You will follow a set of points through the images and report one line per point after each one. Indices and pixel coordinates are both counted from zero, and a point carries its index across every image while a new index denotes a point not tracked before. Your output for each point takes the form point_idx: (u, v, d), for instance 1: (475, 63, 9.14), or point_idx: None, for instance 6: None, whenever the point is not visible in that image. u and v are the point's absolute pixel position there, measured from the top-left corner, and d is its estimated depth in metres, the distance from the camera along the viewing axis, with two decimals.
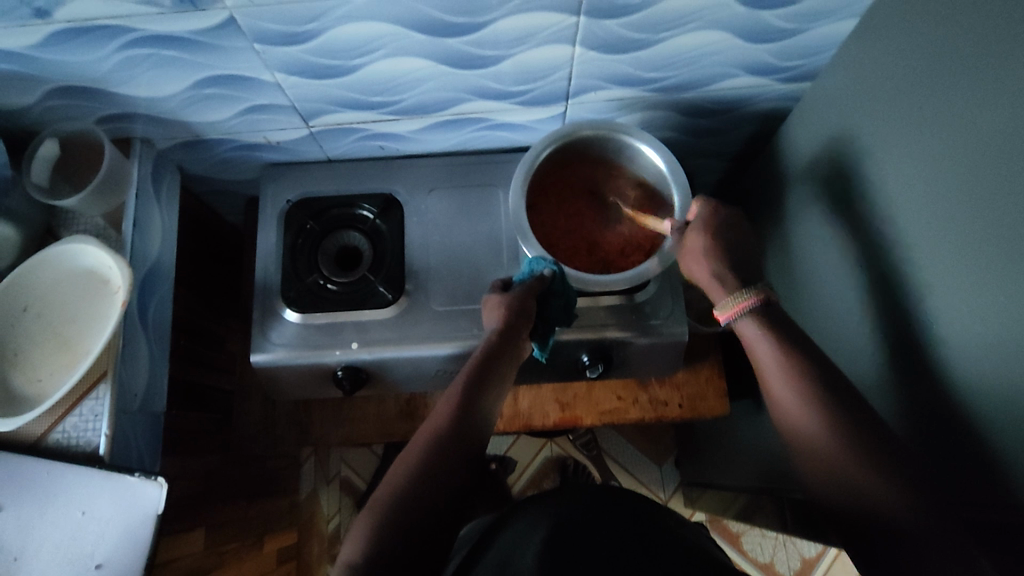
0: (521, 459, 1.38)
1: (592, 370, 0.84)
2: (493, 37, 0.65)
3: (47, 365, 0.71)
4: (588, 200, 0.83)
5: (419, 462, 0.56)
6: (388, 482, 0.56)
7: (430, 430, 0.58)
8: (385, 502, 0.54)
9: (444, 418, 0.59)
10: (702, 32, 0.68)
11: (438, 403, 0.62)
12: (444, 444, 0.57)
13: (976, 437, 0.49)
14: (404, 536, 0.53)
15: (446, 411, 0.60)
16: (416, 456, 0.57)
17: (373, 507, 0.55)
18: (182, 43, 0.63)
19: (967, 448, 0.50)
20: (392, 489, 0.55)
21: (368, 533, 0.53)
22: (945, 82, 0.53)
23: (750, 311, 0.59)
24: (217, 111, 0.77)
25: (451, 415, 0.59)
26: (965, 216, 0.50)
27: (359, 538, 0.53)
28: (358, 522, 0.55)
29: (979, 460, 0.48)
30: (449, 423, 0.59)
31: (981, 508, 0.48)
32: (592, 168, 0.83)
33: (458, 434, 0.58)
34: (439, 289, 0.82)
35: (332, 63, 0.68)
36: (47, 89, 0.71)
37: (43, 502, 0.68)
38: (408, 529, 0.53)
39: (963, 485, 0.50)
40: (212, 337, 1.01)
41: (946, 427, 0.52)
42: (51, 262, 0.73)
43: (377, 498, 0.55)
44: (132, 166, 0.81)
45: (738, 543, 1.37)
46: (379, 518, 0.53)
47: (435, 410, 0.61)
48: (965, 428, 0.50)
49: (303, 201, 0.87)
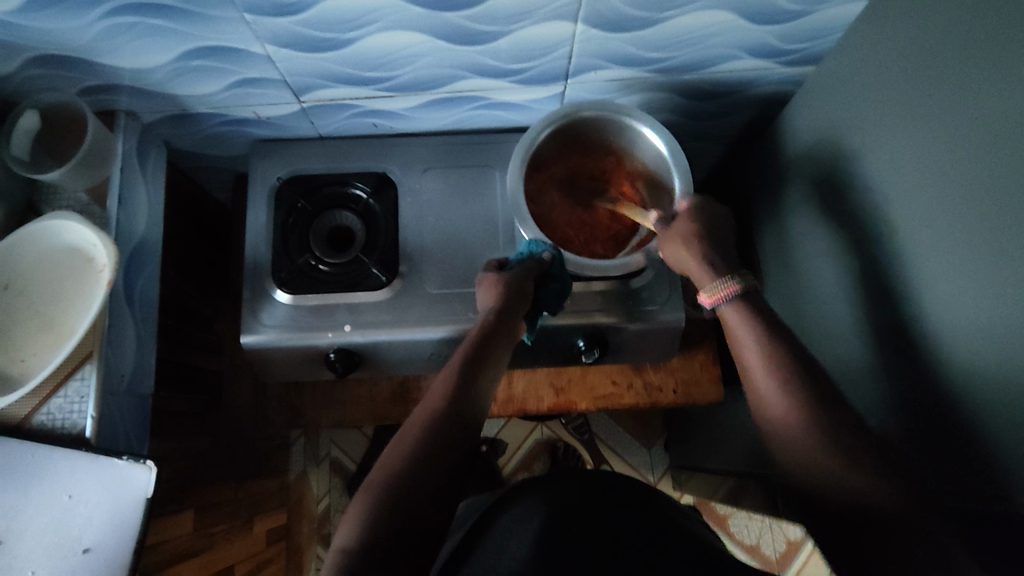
0: (512, 441, 1.38)
1: (587, 356, 0.82)
2: (494, 12, 0.63)
3: (31, 345, 0.69)
4: (573, 189, 0.81)
5: (418, 446, 0.55)
6: (382, 467, 0.55)
7: (429, 413, 0.58)
8: (379, 486, 0.53)
9: (440, 399, 0.58)
10: (706, 12, 0.67)
11: (433, 386, 0.61)
12: (441, 426, 0.56)
13: (989, 431, 0.50)
14: (399, 519, 0.52)
15: (441, 393, 0.59)
16: (414, 437, 0.56)
17: (367, 491, 0.54)
18: (169, 12, 0.61)
19: (983, 440, 0.51)
20: (389, 472, 0.54)
21: (363, 517, 0.52)
22: (972, 69, 0.51)
23: (733, 297, 0.61)
24: (206, 83, 0.74)
25: (448, 396, 0.59)
26: (989, 205, 0.50)
27: (353, 522, 0.52)
28: (351, 507, 0.53)
29: (996, 457, 0.50)
30: (446, 405, 0.58)
31: (1004, 501, 0.48)
32: (570, 158, 0.81)
33: (455, 417, 0.57)
34: (433, 271, 0.81)
35: (327, 35, 0.65)
36: (26, 57, 0.68)
37: (28, 485, 0.66)
38: (408, 513, 0.52)
39: (984, 475, 0.51)
40: (199, 317, 0.99)
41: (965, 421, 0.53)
42: (33, 237, 0.70)
43: (373, 482, 0.54)
44: (118, 140, 0.78)
45: (725, 524, 1.39)
46: (376, 504, 0.52)
47: (431, 391, 0.60)
48: (979, 422, 0.52)
49: (294, 178, 0.85)
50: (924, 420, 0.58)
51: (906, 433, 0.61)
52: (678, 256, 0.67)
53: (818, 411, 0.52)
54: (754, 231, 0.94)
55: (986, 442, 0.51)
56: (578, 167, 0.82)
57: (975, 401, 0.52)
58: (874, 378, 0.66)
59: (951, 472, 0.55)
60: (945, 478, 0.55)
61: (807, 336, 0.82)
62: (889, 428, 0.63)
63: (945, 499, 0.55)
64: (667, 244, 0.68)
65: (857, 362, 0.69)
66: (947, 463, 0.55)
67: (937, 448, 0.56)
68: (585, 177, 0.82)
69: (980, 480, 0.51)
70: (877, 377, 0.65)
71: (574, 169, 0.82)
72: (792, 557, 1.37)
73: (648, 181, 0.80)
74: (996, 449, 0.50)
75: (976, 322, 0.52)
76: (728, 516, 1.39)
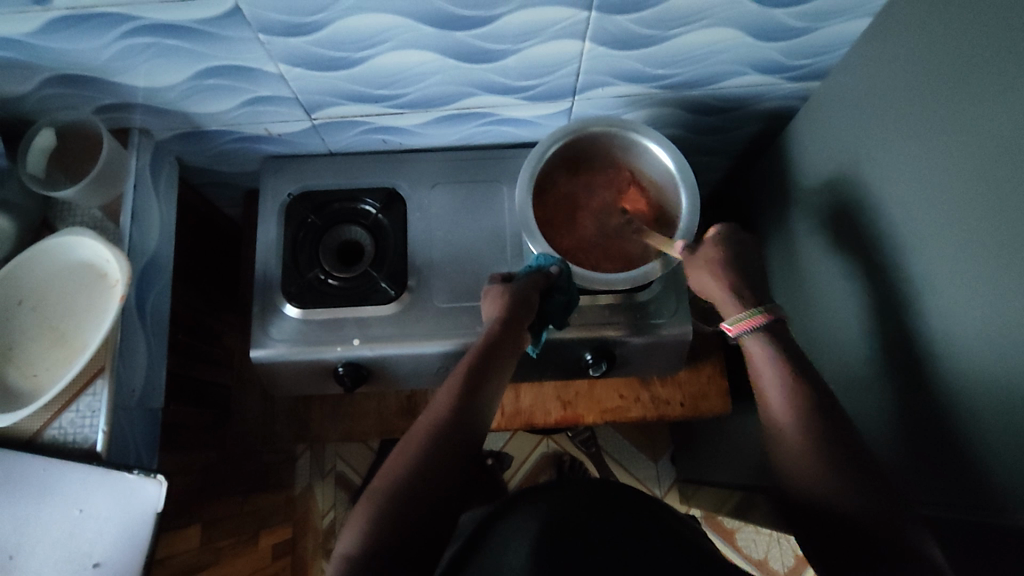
0: (518, 455, 1.38)
1: (596, 368, 0.83)
2: (503, 31, 0.64)
3: (43, 360, 0.70)
4: (576, 208, 0.81)
5: (419, 454, 0.55)
6: (384, 476, 0.55)
7: (431, 422, 0.58)
8: (381, 495, 0.54)
9: (442, 409, 0.59)
10: (711, 30, 0.68)
11: (437, 397, 0.61)
12: (443, 438, 0.56)
13: (987, 445, 0.51)
14: (399, 530, 0.52)
15: (445, 403, 0.59)
16: (416, 446, 0.56)
17: (370, 500, 0.54)
18: (184, 32, 0.62)
19: (982, 454, 0.51)
20: (391, 481, 0.54)
21: (364, 526, 0.52)
22: (973, 87, 0.52)
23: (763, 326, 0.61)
24: (219, 101, 0.75)
25: (451, 405, 0.59)
26: (994, 219, 0.50)
27: (355, 531, 0.52)
28: (354, 515, 0.54)
29: (995, 472, 0.50)
30: (448, 415, 0.58)
31: (1002, 514, 0.49)
32: (570, 179, 0.81)
33: (457, 426, 0.57)
34: (442, 285, 0.81)
35: (339, 54, 0.66)
36: (44, 77, 0.69)
37: (39, 499, 0.67)
38: (407, 522, 0.52)
39: (984, 491, 0.51)
40: (208, 332, 1.00)
41: (965, 437, 0.53)
42: (46, 253, 0.71)
43: (375, 491, 0.54)
44: (131, 158, 0.79)
45: (732, 539, 1.38)
46: (377, 513, 0.53)
47: (434, 401, 0.60)
48: (977, 437, 0.52)
49: (304, 194, 0.86)
50: (925, 433, 0.58)
51: (909, 446, 0.61)
52: (702, 282, 0.67)
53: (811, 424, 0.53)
54: (761, 244, 0.94)
55: (986, 456, 0.51)
56: (577, 188, 0.81)
57: (980, 415, 0.52)
58: (882, 392, 0.66)
59: (950, 488, 0.55)
60: (944, 491, 0.56)
61: (814, 349, 0.81)
62: (895, 441, 0.63)
63: (944, 513, 0.55)
64: (691, 270, 0.69)
65: (865, 377, 0.69)
66: (947, 478, 0.55)
67: (939, 462, 0.56)
68: (586, 194, 0.81)
69: (982, 495, 0.51)
70: (885, 391, 0.65)
71: (575, 189, 0.81)
72: (802, 569, 1.35)
73: (645, 191, 0.81)
74: (995, 463, 0.50)
75: (983, 335, 0.52)
76: (736, 530, 1.38)
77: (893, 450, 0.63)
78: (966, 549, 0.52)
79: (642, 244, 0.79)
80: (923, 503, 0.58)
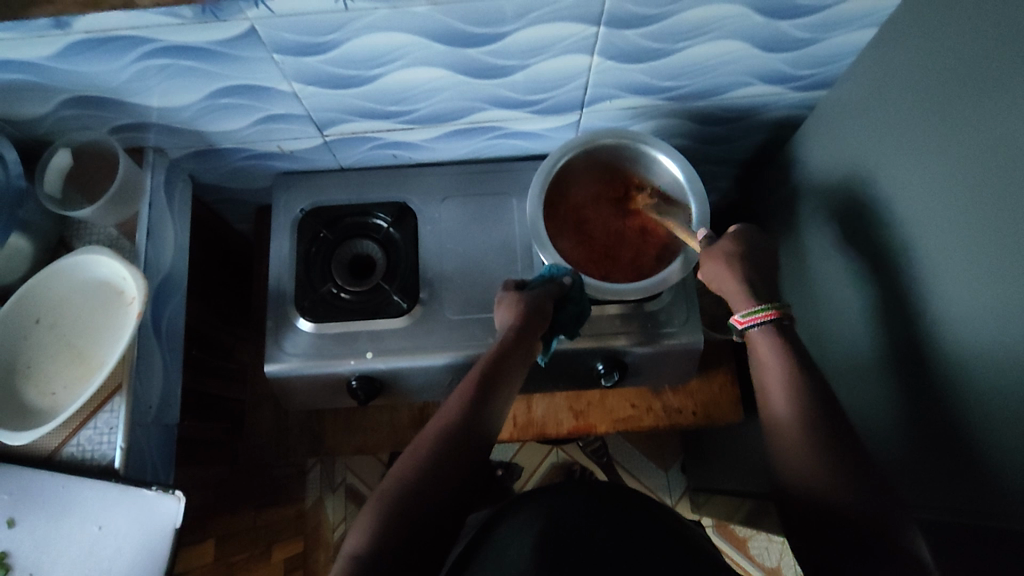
0: (528, 465, 1.38)
1: (608, 378, 0.84)
2: (512, 47, 0.65)
3: (61, 378, 0.71)
4: (585, 217, 0.82)
5: (429, 458, 0.55)
6: (393, 475, 0.55)
7: (442, 425, 0.58)
8: (390, 494, 0.54)
9: (453, 414, 0.59)
10: (719, 42, 0.68)
11: (450, 399, 0.61)
12: (454, 440, 0.57)
13: (990, 449, 0.51)
14: (405, 532, 0.52)
15: (457, 408, 0.59)
16: (427, 449, 0.56)
17: (378, 497, 0.54)
18: (201, 53, 0.63)
19: (984, 460, 0.52)
20: (400, 482, 0.54)
21: (371, 526, 0.52)
22: (979, 96, 0.53)
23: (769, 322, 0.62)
24: (232, 120, 0.76)
25: (462, 411, 0.59)
26: (1002, 225, 0.50)
27: (363, 531, 0.52)
28: (362, 515, 0.54)
29: (993, 476, 0.51)
30: (459, 420, 0.58)
31: (999, 518, 0.49)
32: (580, 189, 0.82)
33: (467, 432, 0.58)
34: (453, 297, 0.82)
35: (352, 72, 0.67)
36: (61, 99, 0.70)
37: (59, 517, 0.67)
38: (414, 525, 0.52)
39: (984, 495, 0.51)
40: (221, 346, 1.00)
41: (967, 441, 0.54)
42: (63, 272, 0.72)
43: (385, 492, 0.54)
44: (146, 176, 0.80)
45: (745, 547, 1.37)
46: (384, 514, 0.52)
47: (446, 406, 0.60)
48: (981, 442, 0.52)
49: (316, 209, 0.86)
50: (931, 439, 0.58)
51: (913, 452, 0.61)
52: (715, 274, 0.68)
53: (820, 427, 0.54)
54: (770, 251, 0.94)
55: (993, 462, 0.51)
56: (587, 198, 0.82)
57: (986, 421, 0.52)
58: (886, 399, 0.66)
59: (952, 491, 0.55)
60: (947, 497, 0.56)
61: (823, 357, 0.81)
62: (899, 448, 0.63)
63: (943, 516, 0.55)
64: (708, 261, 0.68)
65: (872, 384, 0.69)
66: (949, 482, 0.56)
67: (942, 466, 0.57)
68: (596, 203, 0.82)
69: (987, 499, 0.51)
70: (891, 399, 0.65)
71: (585, 199, 0.82)
72: None
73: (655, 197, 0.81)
74: (1002, 468, 0.50)
75: (992, 342, 0.52)
76: (749, 538, 1.37)
77: (897, 456, 0.63)
78: (963, 551, 0.53)
79: (651, 252, 0.80)
80: (923, 508, 0.58)
